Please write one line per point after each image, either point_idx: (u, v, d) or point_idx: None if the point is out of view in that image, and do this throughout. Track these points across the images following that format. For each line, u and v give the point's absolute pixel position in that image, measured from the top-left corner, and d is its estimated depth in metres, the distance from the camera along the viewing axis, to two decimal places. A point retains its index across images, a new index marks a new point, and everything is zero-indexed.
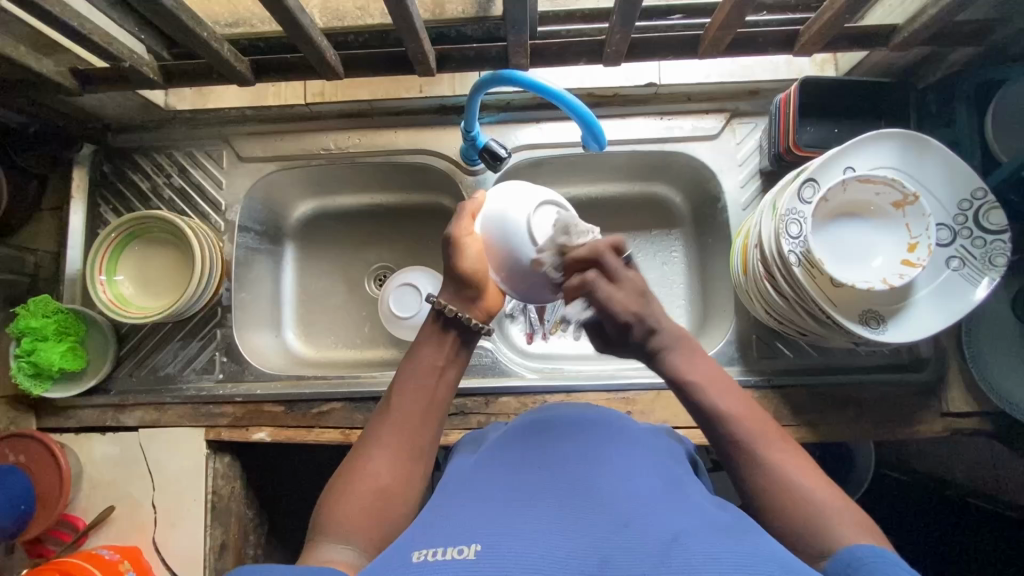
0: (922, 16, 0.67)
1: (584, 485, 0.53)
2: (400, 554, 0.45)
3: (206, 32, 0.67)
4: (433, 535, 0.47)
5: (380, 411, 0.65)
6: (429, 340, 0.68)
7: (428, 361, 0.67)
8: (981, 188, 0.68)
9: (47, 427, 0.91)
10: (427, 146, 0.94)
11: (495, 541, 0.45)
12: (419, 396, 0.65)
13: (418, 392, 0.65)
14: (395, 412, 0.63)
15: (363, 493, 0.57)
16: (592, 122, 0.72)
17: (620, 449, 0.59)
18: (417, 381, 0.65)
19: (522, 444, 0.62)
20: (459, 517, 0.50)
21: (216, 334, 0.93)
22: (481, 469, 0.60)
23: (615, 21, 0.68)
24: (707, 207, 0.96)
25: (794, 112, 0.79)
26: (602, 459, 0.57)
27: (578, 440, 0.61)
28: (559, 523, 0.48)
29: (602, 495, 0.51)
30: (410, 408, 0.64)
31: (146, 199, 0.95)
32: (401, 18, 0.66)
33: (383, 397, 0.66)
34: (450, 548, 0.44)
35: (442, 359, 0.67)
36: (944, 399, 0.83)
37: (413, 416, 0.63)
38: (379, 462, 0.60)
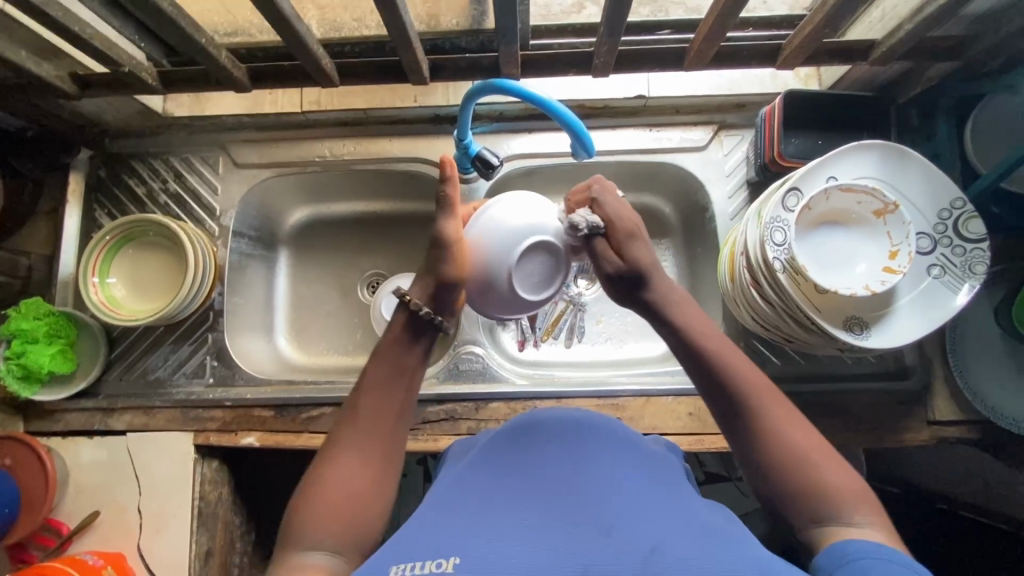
0: (900, 31, 0.69)
1: (566, 490, 0.53)
2: (379, 568, 0.46)
3: (205, 39, 0.68)
4: (414, 545, 0.48)
5: (348, 409, 0.64)
6: (394, 340, 0.65)
7: (396, 363, 0.65)
8: (959, 198, 0.70)
9: (33, 431, 0.90)
10: (420, 154, 0.96)
11: (474, 553, 0.45)
12: (388, 395, 0.64)
13: (387, 391, 0.64)
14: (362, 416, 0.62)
15: (334, 498, 0.56)
16: (581, 131, 0.73)
17: (607, 452, 0.59)
18: (385, 380, 0.64)
19: (509, 445, 0.62)
20: (442, 527, 0.50)
21: (207, 338, 0.93)
22: (470, 471, 0.60)
23: (603, 34, 0.70)
24: (696, 216, 0.98)
25: (780, 123, 0.81)
26: (586, 462, 0.57)
27: (564, 440, 0.61)
28: (540, 530, 0.48)
29: (584, 499, 0.51)
30: (379, 408, 0.63)
31: (142, 204, 0.96)
32: (395, 28, 0.68)
33: (350, 399, 0.64)
34: (428, 562, 0.44)
35: (408, 356, 0.65)
36: (930, 408, 0.84)
37: (379, 420, 0.62)
38: (351, 464, 0.59)
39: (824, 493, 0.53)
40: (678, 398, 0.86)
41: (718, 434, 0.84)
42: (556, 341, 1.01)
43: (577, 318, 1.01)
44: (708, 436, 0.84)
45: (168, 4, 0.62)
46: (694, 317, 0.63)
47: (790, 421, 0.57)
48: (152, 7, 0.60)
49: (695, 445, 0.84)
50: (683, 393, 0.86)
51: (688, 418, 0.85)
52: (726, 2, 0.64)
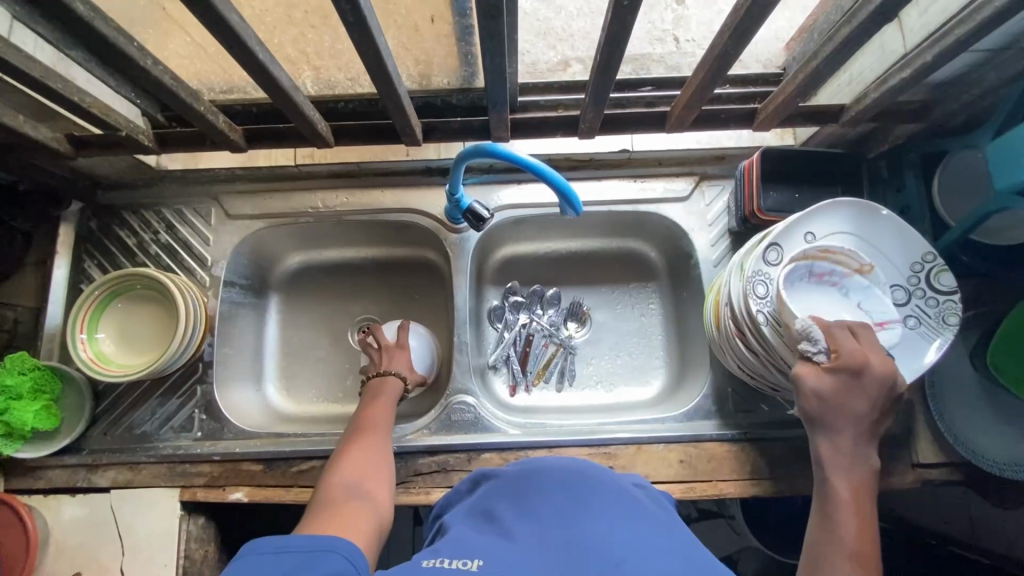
0: (867, 97, 0.73)
1: (573, 516, 0.55)
2: (412, 562, 0.50)
3: (203, 105, 0.70)
4: (440, 550, 0.52)
5: (346, 442, 0.76)
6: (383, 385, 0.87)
7: (387, 398, 0.84)
8: (930, 252, 0.73)
9: (13, 489, 0.88)
10: (412, 205, 0.98)
11: (496, 558, 0.50)
12: (381, 424, 0.79)
13: (381, 418, 0.80)
14: (364, 433, 0.77)
15: (342, 495, 0.65)
16: (568, 191, 0.75)
17: (607, 491, 0.61)
18: (379, 413, 0.81)
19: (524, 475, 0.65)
20: (466, 538, 0.54)
21: (196, 390, 0.92)
22: (484, 500, 0.63)
23: (589, 101, 0.74)
24: (681, 262, 1.01)
25: (758, 179, 0.84)
26: (588, 503, 0.57)
27: (570, 480, 0.62)
28: (550, 551, 0.50)
29: (593, 529, 0.53)
30: (375, 440, 0.76)
31: (132, 255, 0.97)
32: (389, 95, 0.70)
33: (346, 428, 0.79)
34: (456, 560, 0.49)
35: (389, 396, 0.85)
36: (913, 451, 0.86)
37: (374, 436, 0.77)
38: (353, 470, 0.70)
39: None
40: (668, 445, 0.87)
41: (709, 481, 0.85)
42: (547, 385, 1.02)
43: (567, 361, 1.02)
44: (699, 483, 0.85)
45: (169, 77, 0.64)
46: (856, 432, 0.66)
47: (862, 540, 0.62)
48: (153, 80, 0.62)
49: (686, 493, 0.85)
50: (673, 440, 0.88)
51: (679, 466, 0.86)
52: (705, 73, 0.68)
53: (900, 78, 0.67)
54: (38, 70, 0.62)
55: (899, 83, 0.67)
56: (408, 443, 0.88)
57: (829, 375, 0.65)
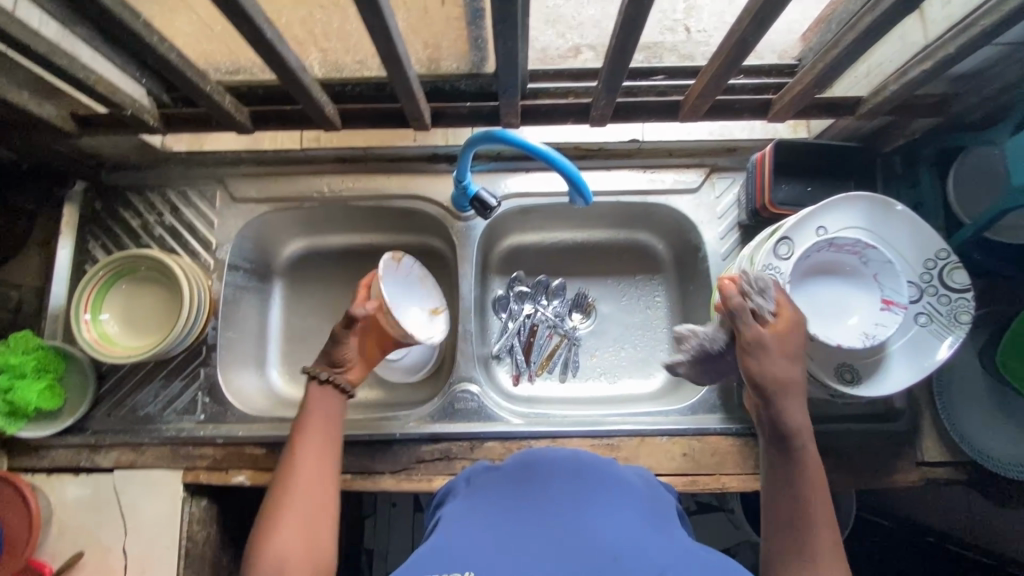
0: (885, 90, 0.72)
1: (574, 511, 0.54)
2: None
3: (209, 85, 0.69)
4: (432, 558, 0.50)
5: (286, 470, 0.71)
6: (324, 399, 0.79)
7: (325, 414, 0.77)
8: (944, 248, 0.72)
9: (17, 468, 0.88)
10: (418, 191, 0.97)
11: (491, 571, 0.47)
12: (323, 444, 0.74)
13: (319, 438, 0.74)
14: (301, 464, 0.71)
15: (282, 549, 0.62)
16: (577, 178, 0.75)
17: (608, 482, 0.60)
18: (315, 433, 0.74)
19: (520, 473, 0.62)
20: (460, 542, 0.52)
21: (199, 373, 0.92)
22: (480, 496, 0.61)
23: (602, 87, 0.72)
24: (688, 255, 1.00)
25: (770, 172, 0.83)
26: (588, 494, 0.57)
27: (567, 471, 0.61)
28: (551, 556, 0.49)
29: (592, 526, 0.52)
30: (317, 466, 0.72)
31: (137, 237, 0.96)
32: (398, 79, 0.69)
33: (283, 456, 0.73)
34: None
35: (334, 410, 0.78)
36: (918, 448, 0.86)
37: (313, 468, 0.71)
38: (299, 503, 0.67)
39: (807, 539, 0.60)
40: (672, 438, 0.87)
41: (711, 475, 0.85)
42: (550, 376, 1.01)
43: (571, 352, 1.01)
44: (702, 476, 0.85)
45: (175, 55, 0.63)
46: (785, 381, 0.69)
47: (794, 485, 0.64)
48: (159, 57, 0.61)
49: (689, 486, 0.85)
50: (677, 433, 0.87)
51: (682, 459, 0.86)
52: (721, 61, 0.66)
53: (919, 71, 0.66)
54: (42, 46, 0.61)
55: (919, 75, 0.66)
56: (410, 431, 0.88)
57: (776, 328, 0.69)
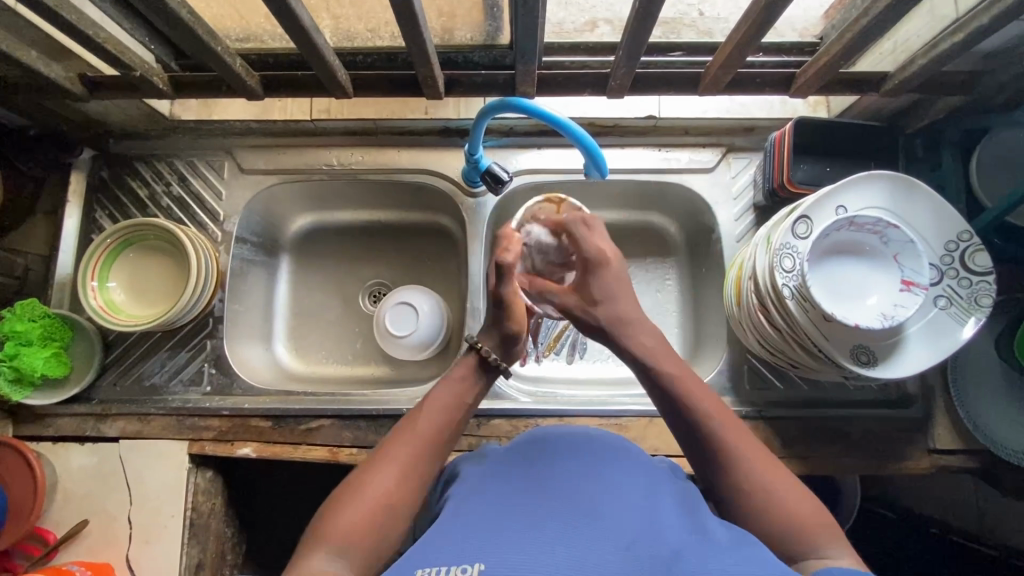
0: (912, 65, 0.70)
1: (582, 493, 0.53)
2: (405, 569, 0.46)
3: (220, 46, 0.67)
4: (435, 548, 0.47)
5: (391, 437, 0.62)
6: (458, 375, 0.68)
7: (453, 394, 0.65)
8: (966, 230, 0.70)
9: (23, 435, 0.88)
10: (429, 166, 0.95)
11: (499, 558, 0.45)
12: (439, 426, 0.62)
13: (434, 419, 0.63)
14: (415, 432, 0.61)
15: (360, 520, 0.54)
16: (594, 150, 0.74)
17: (618, 463, 0.59)
18: (444, 411, 0.64)
19: (527, 456, 0.61)
20: (463, 529, 0.50)
21: (206, 345, 0.92)
22: (483, 479, 0.59)
23: (621, 56, 0.70)
24: (701, 238, 0.99)
25: (790, 151, 0.82)
26: (598, 479, 0.55)
27: (577, 458, 0.59)
28: (562, 543, 0.46)
29: (605, 509, 0.50)
30: (419, 446, 0.60)
31: (144, 207, 0.95)
32: (414, 44, 0.68)
33: (405, 416, 0.64)
34: (453, 567, 0.44)
35: (466, 392, 0.66)
36: (930, 435, 0.85)
37: (424, 444, 0.61)
38: (385, 480, 0.57)
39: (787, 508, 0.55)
40: None
41: None
42: (557, 357, 1.01)
43: (579, 334, 1.01)
44: None
45: (186, 12, 0.61)
46: (654, 344, 0.64)
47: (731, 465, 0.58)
48: (169, 13, 0.60)
49: None
50: None
51: None
52: (745, 31, 0.65)
53: (950, 43, 0.64)
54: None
55: (949, 48, 0.64)
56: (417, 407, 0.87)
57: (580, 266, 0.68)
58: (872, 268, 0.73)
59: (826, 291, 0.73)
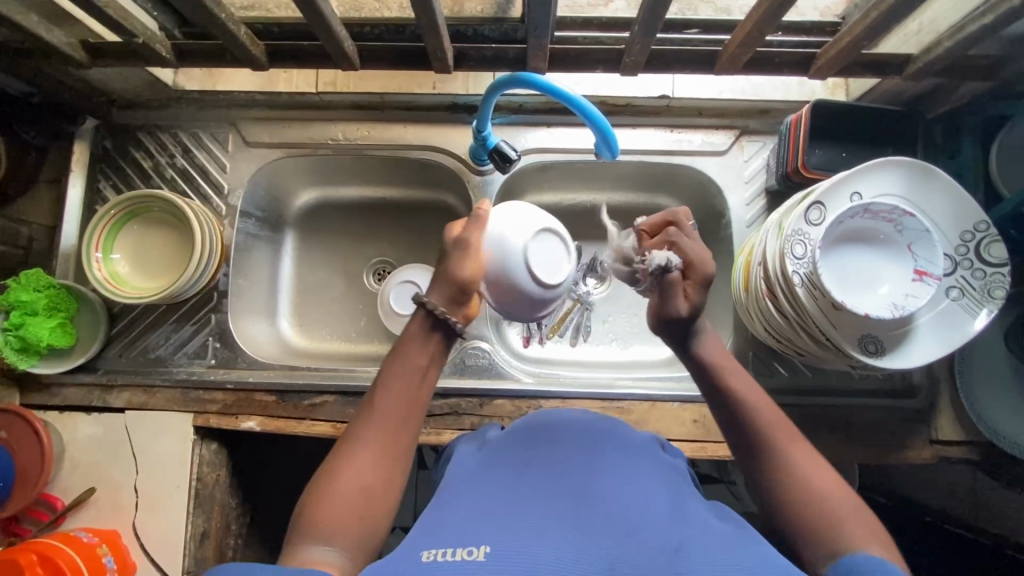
0: (937, 47, 0.68)
1: (582, 482, 0.52)
2: (406, 555, 0.45)
3: (224, 14, 0.66)
4: (438, 533, 0.47)
5: (360, 415, 0.60)
6: (412, 339, 0.62)
7: (410, 363, 0.61)
8: (983, 220, 0.69)
9: (30, 404, 0.89)
10: (434, 143, 0.94)
11: (504, 543, 0.44)
12: (402, 397, 0.60)
13: (398, 394, 0.60)
14: (378, 414, 0.59)
15: (338, 513, 0.54)
16: (606, 129, 0.72)
17: (616, 451, 0.59)
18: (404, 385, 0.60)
19: (523, 442, 0.61)
20: (465, 515, 0.49)
21: (210, 319, 0.92)
22: (480, 466, 0.59)
23: (637, 33, 0.68)
24: (710, 222, 0.97)
25: (805, 134, 0.79)
26: (598, 464, 0.56)
27: (573, 445, 0.59)
28: (563, 527, 0.46)
29: (605, 495, 0.50)
30: (388, 422, 0.59)
31: (148, 178, 0.94)
32: (423, 15, 0.65)
33: (368, 394, 0.61)
34: (459, 548, 0.44)
35: (425, 356, 0.61)
36: (933, 427, 0.84)
37: (391, 423, 0.59)
38: (359, 471, 0.56)
39: (825, 502, 0.54)
40: (683, 404, 0.86)
41: (721, 443, 0.84)
42: (561, 339, 1.00)
43: (584, 317, 1.00)
44: (712, 443, 0.84)
45: None
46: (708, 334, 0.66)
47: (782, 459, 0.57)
48: None
49: (698, 453, 0.84)
50: (689, 400, 0.86)
51: (692, 425, 0.85)
52: (766, 7, 0.62)
53: (979, 25, 0.61)
54: None
55: (978, 30, 0.62)
56: None
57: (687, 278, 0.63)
58: (884, 259, 0.72)
59: (837, 281, 0.72)
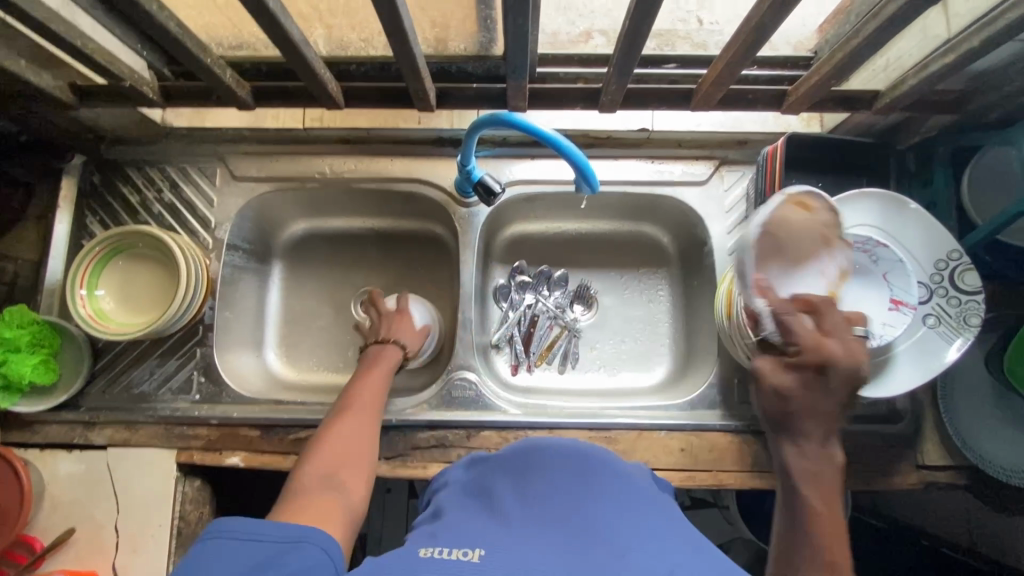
0: (903, 84, 0.70)
1: (580, 501, 0.52)
2: (407, 551, 0.47)
3: (210, 58, 0.67)
4: (439, 536, 0.49)
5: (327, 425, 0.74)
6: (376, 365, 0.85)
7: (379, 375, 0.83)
8: (956, 249, 0.71)
9: (10, 442, 0.88)
10: (421, 175, 0.95)
11: (500, 548, 0.46)
12: (369, 409, 0.77)
13: (368, 403, 0.78)
14: (349, 419, 0.74)
15: (319, 495, 0.62)
16: (585, 166, 0.74)
17: (612, 473, 0.57)
18: (366, 396, 0.78)
19: (526, 459, 0.61)
20: (466, 525, 0.50)
21: (195, 353, 0.91)
22: (486, 480, 0.59)
23: (613, 72, 0.70)
24: (693, 249, 0.98)
25: (781, 165, 0.81)
26: (591, 489, 0.53)
27: (571, 468, 0.57)
28: (559, 540, 0.47)
29: (601, 516, 0.49)
30: (354, 429, 0.73)
31: (135, 213, 0.95)
32: (405, 58, 0.67)
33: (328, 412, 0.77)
34: (455, 550, 0.45)
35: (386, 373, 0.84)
36: (919, 452, 0.85)
37: (356, 424, 0.74)
38: (329, 458, 0.69)
39: None
40: (670, 433, 0.86)
41: (709, 471, 0.84)
42: (549, 367, 1.00)
43: (572, 344, 1.00)
44: (700, 472, 0.84)
45: (175, 25, 0.61)
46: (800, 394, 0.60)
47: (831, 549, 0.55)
48: (157, 27, 0.60)
49: (686, 482, 0.84)
50: (676, 429, 0.86)
51: (680, 454, 0.85)
52: (737, 48, 0.64)
53: (941, 64, 0.64)
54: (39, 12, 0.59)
55: (940, 69, 0.64)
56: (407, 418, 0.87)
57: (789, 372, 0.60)
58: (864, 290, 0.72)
59: None
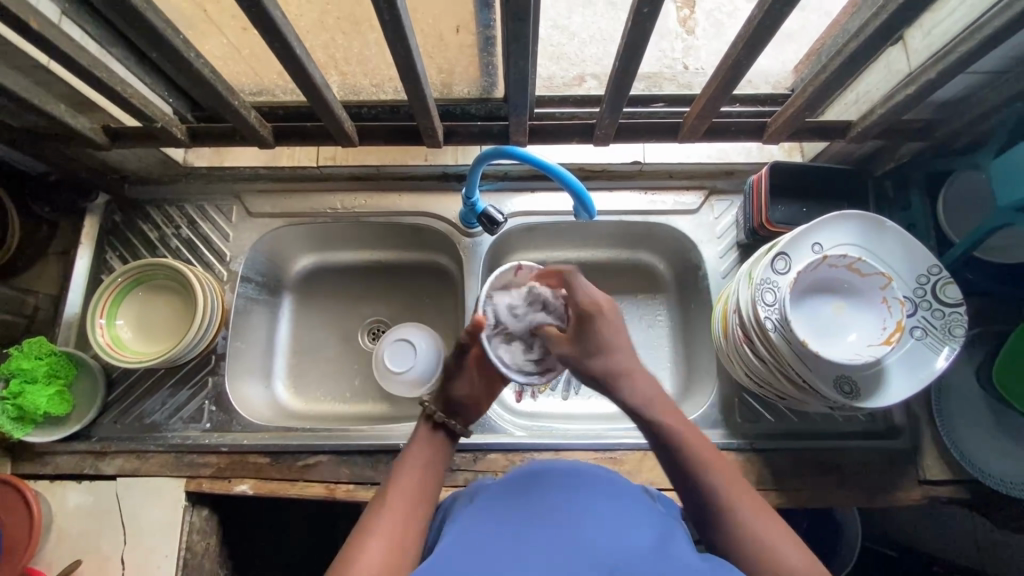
0: (872, 115, 0.76)
1: (571, 522, 0.54)
2: None
3: (237, 101, 0.73)
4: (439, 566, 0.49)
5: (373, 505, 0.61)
6: (422, 441, 0.70)
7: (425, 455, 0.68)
8: (935, 264, 0.75)
9: (21, 474, 0.88)
10: (427, 209, 1.00)
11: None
12: (422, 479, 0.65)
13: (422, 471, 0.66)
14: (400, 489, 0.62)
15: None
16: (582, 193, 0.79)
17: (601, 491, 0.60)
18: (416, 470, 0.65)
19: (520, 485, 0.61)
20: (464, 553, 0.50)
21: (207, 382, 0.93)
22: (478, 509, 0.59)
23: (606, 108, 0.76)
24: (689, 274, 1.03)
25: (767, 193, 0.86)
26: (582, 505, 0.57)
27: (564, 487, 0.59)
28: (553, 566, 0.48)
29: (590, 535, 0.52)
30: (406, 496, 0.62)
31: (154, 248, 0.99)
32: (415, 98, 0.73)
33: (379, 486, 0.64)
34: None
35: (435, 451, 0.69)
36: (921, 466, 0.86)
37: (410, 498, 0.62)
38: (378, 542, 0.55)
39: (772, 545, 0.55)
40: None
41: None
42: (553, 393, 1.02)
43: None
44: None
45: (209, 71, 0.67)
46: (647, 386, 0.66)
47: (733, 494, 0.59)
48: (193, 73, 0.65)
49: None
50: None
51: None
52: (717, 85, 0.70)
53: (904, 95, 0.69)
54: (86, 60, 0.65)
55: (903, 99, 0.70)
56: None
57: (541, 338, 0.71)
58: (860, 307, 0.76)
59: (813, 337, 0.76)
